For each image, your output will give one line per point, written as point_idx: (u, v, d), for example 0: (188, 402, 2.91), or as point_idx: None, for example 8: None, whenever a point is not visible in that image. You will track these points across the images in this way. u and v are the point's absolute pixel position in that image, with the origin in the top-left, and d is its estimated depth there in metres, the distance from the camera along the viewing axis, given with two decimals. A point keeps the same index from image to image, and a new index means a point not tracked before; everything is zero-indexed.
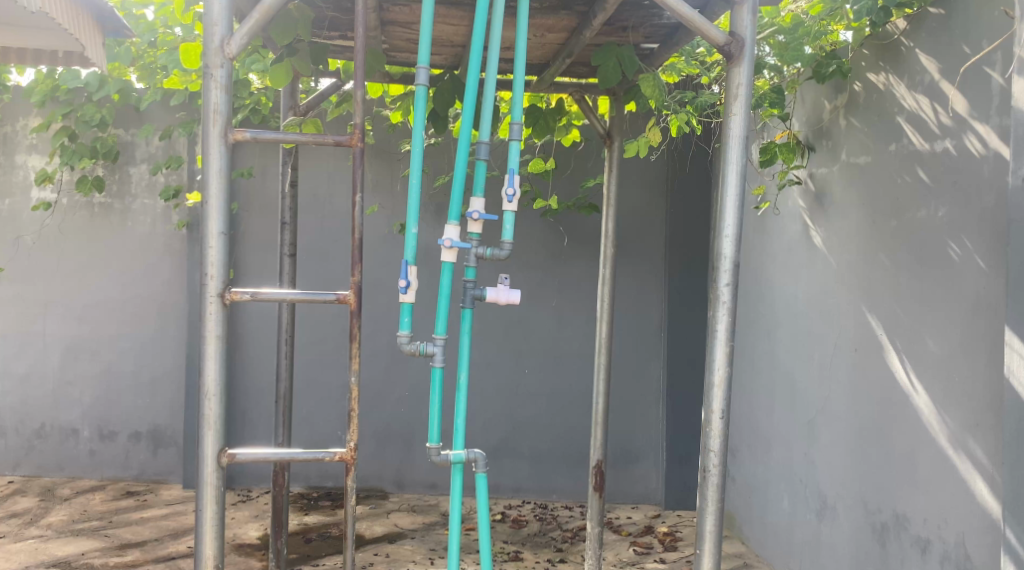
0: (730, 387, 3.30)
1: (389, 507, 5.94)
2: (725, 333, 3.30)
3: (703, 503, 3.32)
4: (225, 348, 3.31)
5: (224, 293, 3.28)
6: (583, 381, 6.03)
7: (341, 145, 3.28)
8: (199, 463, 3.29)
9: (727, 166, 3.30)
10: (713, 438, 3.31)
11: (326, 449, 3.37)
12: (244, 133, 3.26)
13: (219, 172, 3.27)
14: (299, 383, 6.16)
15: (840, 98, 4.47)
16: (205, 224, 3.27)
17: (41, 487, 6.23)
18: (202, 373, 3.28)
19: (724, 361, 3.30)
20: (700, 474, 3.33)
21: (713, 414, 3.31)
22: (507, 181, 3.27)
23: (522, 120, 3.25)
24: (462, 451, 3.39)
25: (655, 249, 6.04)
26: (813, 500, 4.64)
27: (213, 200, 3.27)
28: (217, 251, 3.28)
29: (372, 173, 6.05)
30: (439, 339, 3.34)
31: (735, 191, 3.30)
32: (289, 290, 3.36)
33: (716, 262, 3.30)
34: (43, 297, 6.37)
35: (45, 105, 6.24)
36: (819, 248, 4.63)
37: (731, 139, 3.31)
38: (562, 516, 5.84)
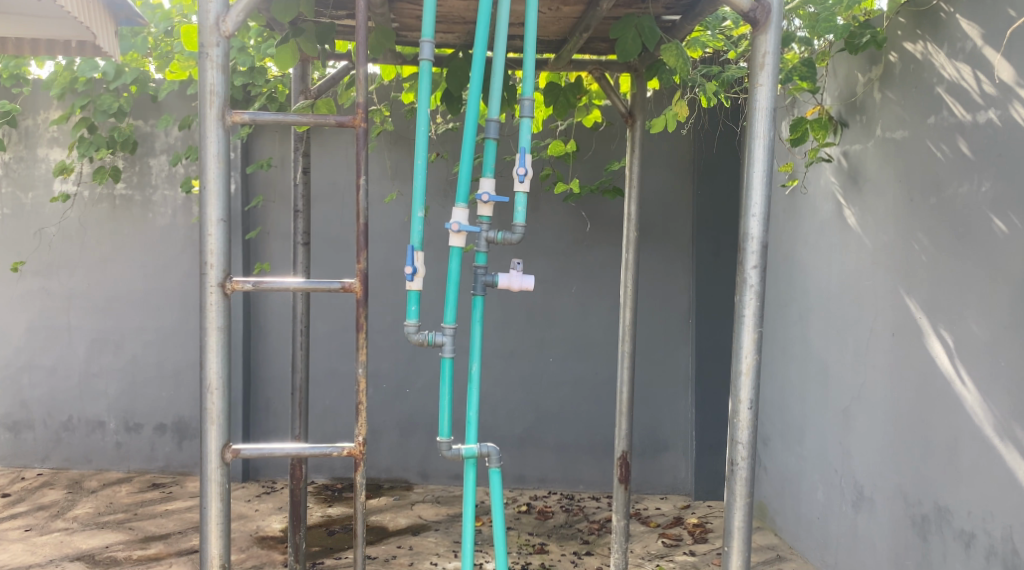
0: (759, 375, 3.16)
1: (413, 498, 5.83)
2: (752, 319, 3.15)
3: (730, 497, 3.18)
4: (227, 339, 3.20)
5: (224, 283, 3.17)
6: (610, 369, 5.89)
7: (343, 125, 3.17)
8: (203, 460, 3.19)
9: (753, 140, 3.15)
10: (741, 428, 3.17)
11: (334, 444, 3.26)
12: (241, 115, 3.15)
13: (217, 156, 3.17)
14: (321, 373, 6.06)
15: (875, 70, 4.30)
16: (203, 211, 3.17)
17: (69, 479, 6.17)
18: (204, 366, 3.18)
19: (752, 348, 3.15)
20: (727, 467, 3.19)
21: (741, 404, 3.16)
22: (517, 161, 3.14)
23: (532, 95, 3.13)
24: (474, 446, 3.27)
25: (682, 234, 5.89)
26: (849, 490, 4.50)
27: (211, 184, 3.17)
28: (216, 238, 3.17)
29: (391, 159, 5.93)
30: (448, 328, 3.23)
31: (763, 167, 3.15)
32: (291, 278, 3.25)
33: (743, 243, 3.15)
34: (67, 289, 6.30)
35: (64, 97, 6.14)
36: (853, 228, 4.47)
37: (757, 110, 3.14)
38: (589, 507, 5.72)
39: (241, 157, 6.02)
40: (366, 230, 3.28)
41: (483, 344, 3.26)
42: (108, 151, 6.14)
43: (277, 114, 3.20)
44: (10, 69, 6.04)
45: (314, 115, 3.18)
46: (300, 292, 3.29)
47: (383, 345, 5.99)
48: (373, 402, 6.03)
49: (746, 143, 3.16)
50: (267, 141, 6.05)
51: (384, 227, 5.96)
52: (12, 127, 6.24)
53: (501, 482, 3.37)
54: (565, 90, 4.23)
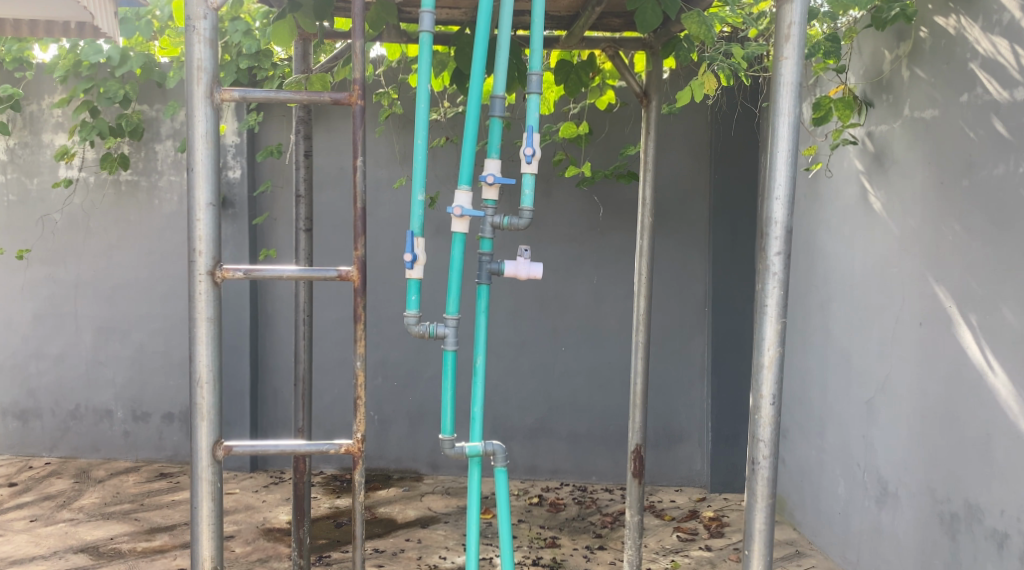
0: (782, 370, 2.95)
1: (422, 490, 5.70)
2: (775, 310, 2.94)
3: (751, 498, 2.98)
4: (218, 330, 3.07)
5: (214, 271, 3.03)
6: (624, 358, 5.74)
7: (338, 102, 3.02)
8: (194, 457, 3.06)
9: (777, 117, 2.93)
10: (763, 425, 2.96)
11: (332, 441, 3.12)
12: (230, 92, 3.00)
13: (205, 135, 3.03)
14: (328, 362, 5.93)
15: (903, 47, 4.14)
16: (192, 194, 3.04)
17: (76, 468, 6.06)
18: (194, 359, 3.05)
19: (775, 340, 2.94)
20: (747, 466, 2.99)
21: (762, 400, 2.96)
22: (525, 140, 2.98)
23: (539, 71, 2.97)
24: (478, 443, 3.12)
25: (698, 219, 5.73)
26: (872, 485, 4.35)
27: (200, 166, 3.03)
28: (205, 224, 3.04)
29: (399, 144, 5.78)
30: (451, 319, 3.08)
31: (788, 147, 2.93)
32: (287, 266, 3.11)
33: (766, 228, 2.93)
34: (74, 277, 6.18)
35: (67, 80, 5.99)
36: (878, 213, 4.32)
37: (783, 87, 2.92)
38: (602, 499, 5.58)
39: (247, 142, 5.88)
40: (364, 216, 3.13)
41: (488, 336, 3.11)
42: (112, 136, 5.98)
43: (268, 92, 3.05)
44: (12, 51, 5.92)
45: (308, 93, 3.04)
46: (297, 280, 3.14)
47: (393, 334, 5.86)
48: (382, 391, 5.89)
49: (770, 120, 2.94)
50: (274, 126, 5.91)
51: (392, 213, 5.82)
52: (16, 112, 6.11)
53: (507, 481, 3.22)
54: (577, 68, 4.06)
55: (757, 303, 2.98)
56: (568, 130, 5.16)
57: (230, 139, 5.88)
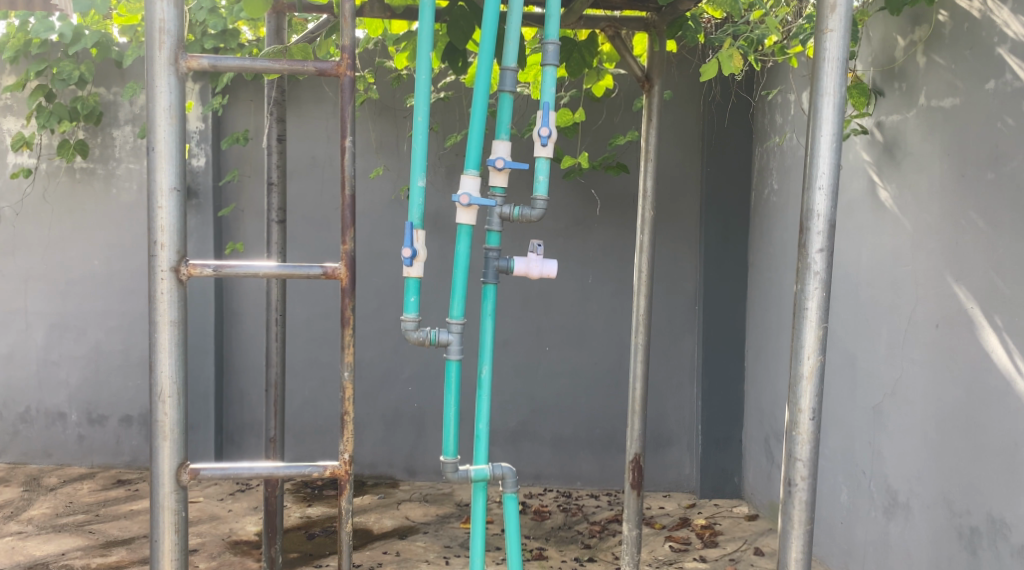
0: (823, 380, 2.69)
1: (399, 497, 5.38)
2: (816, 313, 2.67)
3: (787, 523, 2.71)
4: (183, 336, 2.75)
5: (179, 267, 2.71)
6: (611, 358, 5.46)
7: (324, 73, 2.71)
8: (155, 481, 2.75)
9: (820, 98, 2.66)
10: (801, 443, 2.69)
11: (316, 463, 2.81)
12: (198, 59, 2.68)
13: (169, 108, 2.71)
14: (298, 362, 5.60)
15: (920, 31, 3.87)
16: (153, 177, 2.71)
17: (26, 475, 5.70)
18: (155, 371, 2.73)
19: (816, 347, 2.68)
20: (783, 488, 2.71)
21: (801, 414, 2.69)
22: (541, 119, 2.78)
23: (557, 39, 2.78)
24: (485, 467, 2.89)
25: (690, 213, 5.43)
26: (879, 495, 4.08)
27: (161, 143, 2.71)
28: (168, 213, 2.71)
29: (376, 132, 5.46)
30: (455, 325, 2.81)
31: (832, 130, 2.66)
32: (264, 262, 2.79)
33: (808, 222, 2.66)
34: (25, 271, 5.81)
35: (17, 61, 5.62)
36: (888, 207, 4.05)
37: (826, 63, 2.65)
38: (589, 506, 5.28)
39: (212, 128, 5.54)
40: (353, 205, 2.82)
41: (494, 342, 2.88)
42: (71, 122, 5.62)
43: (242, 59, 2.72)
44: None
45: (290, 62, 2.72)
46: (274, 278, 2.82)
47: (367, 332, 5.54)
48: (355, 393, 5.57)
49: (812, 100, 2.67)
50: (241, 112, 5.57)
51: (368, 205, 5.50)
52: None
53: (517, 508, 2.99)
54: (579, 47, 3.84)
55: (796, 305, 2.71)
56: (564, 118, 4.73)
57: (193, 125, 5.55)
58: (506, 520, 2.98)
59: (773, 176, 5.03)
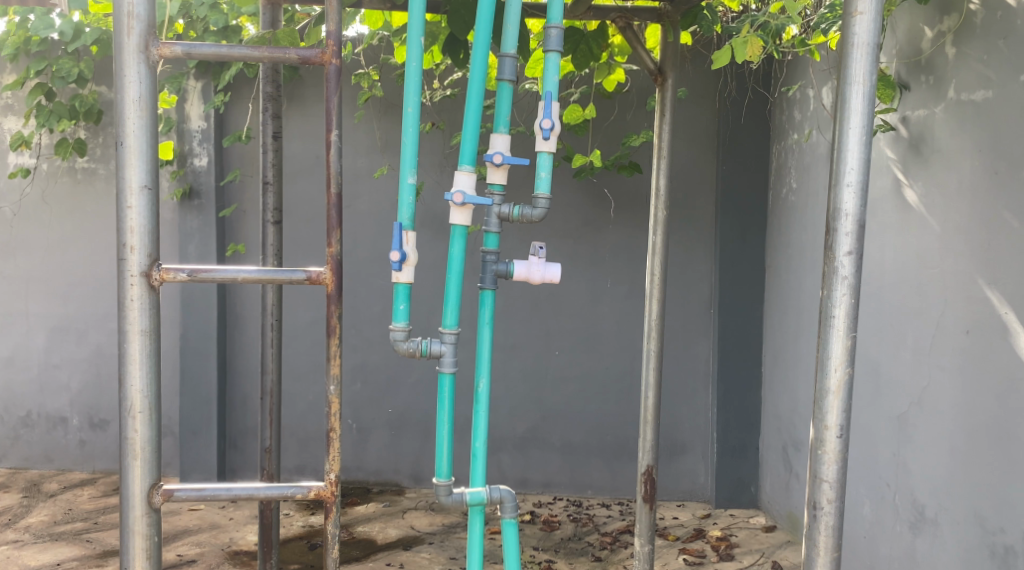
0: (851, 394, 2.58)
1: (404, 505, 5.21)
2: (844, 323, 2.56)
3: (812, 547, 2.60)
4: (155, 346, 2.68)
5: (150, 271, 2.65)
6: (623, 363, 5.28)
7: (308, 60, 2.66)
8: (126, 504, 2.68)
9: (848, 86, 2.54)
10: (827, 463, 2.58)
11: (299, 483, 2.72)
12: (170, 46, 2.63)
13: (138, 100, 2.65)
14: (301, 366, 5.44)
15: (948, 20, 3.69)
16: (123, 174, 2.65)
17: (27, 481, 5.56)
18: (126, 385, 2.66)
19: (844, 358, 2.57)
20: (809, 511, 2.60)
21: (828, 431, 2.58)
22: (542, 111, 2.73)
23: (560, 23, 2.72)
24: (481, 490, 2.89)
25: (706, 213, 5.25)
26: (905, 508, 3.90)
27: (131, 137, 2.65)
28: (138, 211, 2.65)
29: (382, 131, 5.30)
30: (449, 336, 2.85)
31: (861, 121, 2.54)
32: (244, 266, 2.69)
33: (835, 221, 2.55)
34: (26, 272, 5.67)
35: (17, 59, 5.48)
36: (913, 207, 3.87)
37: (856, 47, 2.54)
38: (600, 515, 5.10)
39: (215, 127, 5.38)
40: (340, 204, 2.76)
41: (491, 354, 2.87)
42: (71, 121, 5.47)
43: (217, 47, 2.67)
44: None
45: (272, 49, 2.67)
46: (257, 283, 2.73)
47: (372, 336, 5.38)
48: (360, 398, 5.41)
49: (840, 89, 2.56)
50: (243, 110, 5.42)
51: (372, 206, 5.34)
52: None
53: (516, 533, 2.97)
54: (586, 37, 3.69)
55: (822, 312, 2.60)
56: (572, 113, 4.56)
57: (195, 124, 5.39)
58: (505, 546, 2.96)
59: (791, 175, 4.85)
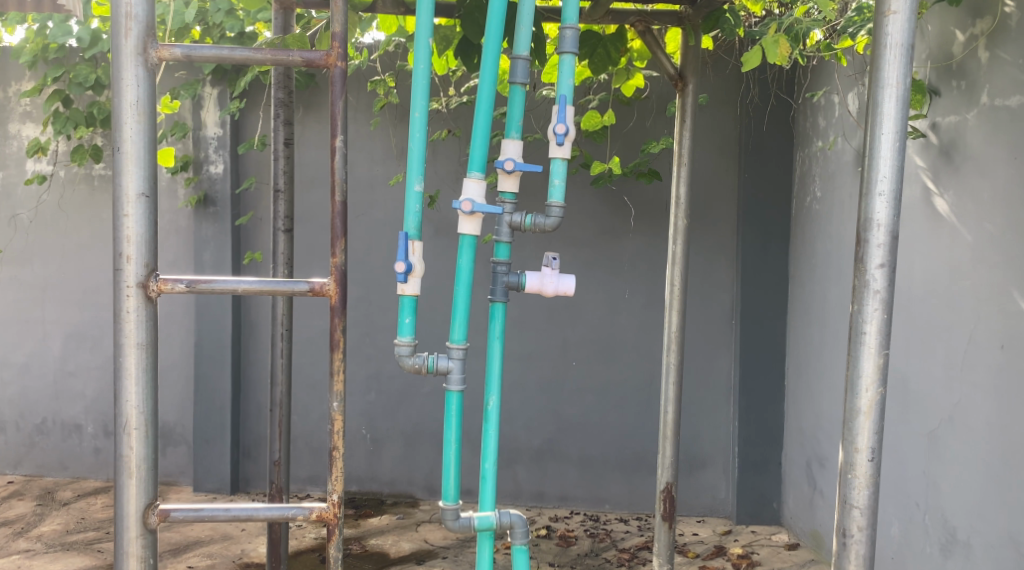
0: (883, 415, 2.51)
1: (418, 518, 5.12)
2: (876, 339, 2.50)
3: None
4: (152, 359, 2.69)
5: (147, 282, 2.66)
6: (642, 375, 5.18)
7: (313, 63, 2.65)
8: (121, 526, 2.68)
9: (881, 89, 2.48)
10: (858, 488, 2.52)
11: (301, 505, 2.72)
12: (168, 49, 2.63)
13: (135, 104, 2.65)
14: (315, 375, 5.37)
15: (981, 23, 3.59)
16: (120, 182, 2.66)
17: (41, 489, 5.50)
18: (121, 401, 2.67)
19: (876, 377, 2.50)
20: (838, 538, 2.54)
21: (859, 454, 2.51)
22: (555, 115, 2.69)
23: (574, 24, 2.66)
24: (490, 515, 2.88)
25: (727, 222, 5.15)
26: (935, 529, 3.78)
27: (128, 142, 2.65)
28: (135, 219, 2.66)
29: (398, 138, 5.22)
30: (456, 351, 2.83)
31: (894, 127, 2.49)
32: (243, 277, 2.69)
33: (867, 232, 2.49)
34: (42, 279, 5.61)
35: (36, 65, 5.42)
36: (945, 217, 3.76)
37: (889, 48, 2.48)
38: (617, 531, 5.00)
39: (231, 133, 5.32)
40: (344, 213, 2.78)
41: (500, 372, 2.85)
42: (87, 128, 5.41)
43: (218, 48, 2.65)
44: None
45: (275, 51, 2.64)
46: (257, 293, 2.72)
47: (387, 345, 5.30)
48: (374, 408, 5.33)
49: (872, 92, 2.50)
50: (259, 117, 5.34)
51: (388, 214, 5.26)
52: None
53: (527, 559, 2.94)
54: (605, 42, 3.63)
55: (853, 328, 2.54)
56: (590, 119, 4.46)
57: (211, 131, 5.34)
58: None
59: (815, 183, 4.75)
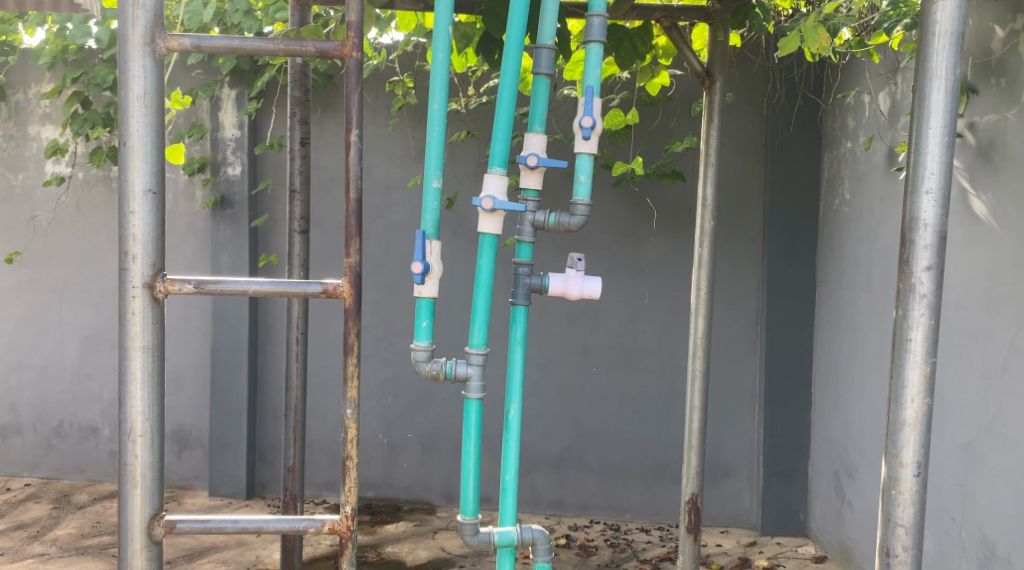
0: (929, 427, 2.51)
1: (435, 525, 5.03)
2: (922, 347, 2.50)
3: None
4: (158, 364, 2.65)
5: (154, 284, 2.62)
6: (664, 381, 5.08)
7: (327, 53, 2.63)
8: (125, 537, 2.65)
9: (929, 80, 2.48)
10: (903, 505, 2.52)
11: (313, 517, 2.66)
12: (177, 39, 2.59)
13: (142, 97, 2.62)
14: (331, 380, 5.28)
15: (1022, 19, 3.48)
16: (126, 178, 2.62)
17: (58, 492, 5.44)
18: (126, 406, 2.63)
19: (922, 388, 2.50)
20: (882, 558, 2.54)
21: (904, 469, 2.51)
22: (583, 108, 2.67)
23: (602, 11, 2.66)
24: (511, 531, 2.80)
25: (753, 226, 5.04)
26: (972, 544, 3.67)
27: (135, 136, 2.62)
28: (141, 216, 2.62)
29: (417, 139, 5.15)
30: (474, 359, 2.75)
31: (943, 119, 2.48)
32: (253, 278, 2.64)
33: (913, 232, 2.49)
34: (61, 281, 5.56)
35: (55, 67, 5.36)
36: (982, 219, 3.65)
37: (938, 36, 2.48)
38: (638, 541, 4.90)
39: (249, 135, 5.25)
40: (358, 212, 2.71)
41: (520, 381, 2.77)
42: (105, 128, 5.34)
43: (228, 38, 2.61)
44: None
45: (288, 42, 2.64)
46: (267, 294, 2.66)
47: (405, 350, 5.21)
48: (391, 413, 5.25)
49: (920, 83, 2.49)
50: (278, 117, 5.27)
51: (406, 216, 5.18)
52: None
53: None
54: (630, 34, 3.56)
55: (898, 334, 2.54)
56: (614, 119, 4.36)
57: (229, 132, 5.27)
58: None
59: (844, 185, 4.64)
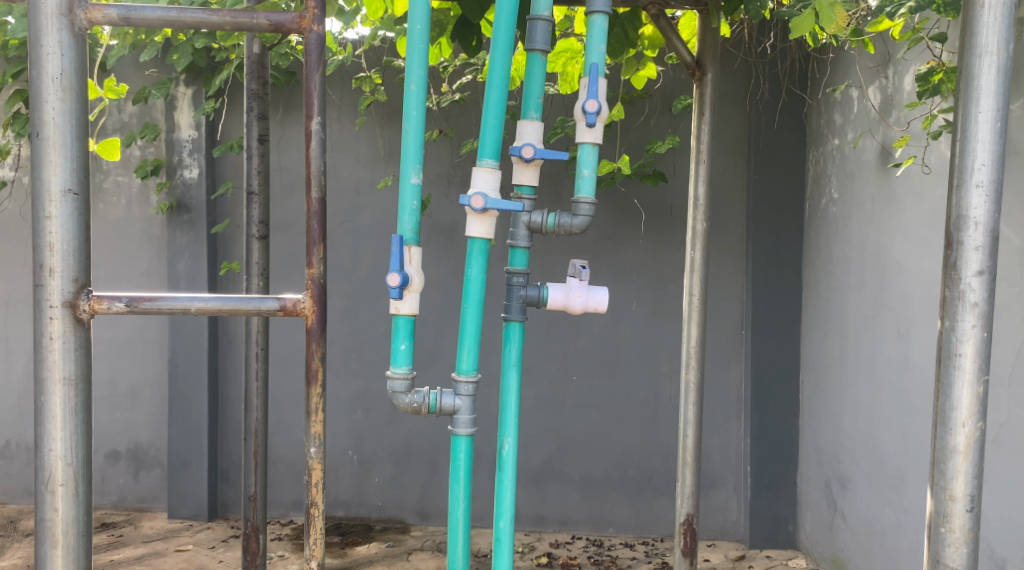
0: (980, 455, 2.36)
1: (409, 545, 4.75)
2: (973, 365, 2.34)
3: None
4: (82, 400, 2.40)
5: (77, 303, 2.37)
6: (647, 389, 4.82)
7: (282, 26, 2.37)
8: None
9: (978, 57, 2.33)
10: (953, 545, 2.37)
11: None
12: (103, 10, 2.33)
13: (58, 78, 2.35)
14: (296, 393, 4.99)
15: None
16: (43, 175, 2.35)
17: (4, 517, 5.10)
18: (45, 451, 2.37)
19: (974, 412, 2.34)
20: None
21: (955, 503, 2.36)
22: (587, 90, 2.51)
23: None
24: None
25: (737, 226, 4.81)
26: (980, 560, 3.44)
27: (52, 125, 2.35)
28: (62, 218, 2.36)
29: (385, 139, 4.87)
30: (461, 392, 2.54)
31: (994, 101, 2.33)
32: (197, 295, 2.38)
33: (961, 228, 2.34)
34: (5, 293, 5.23)
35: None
36: None
37: (987, 9, 2.33)
38: (623, 558, 4.63)
39: (206, 136, 4.95)
40: (320, 217, 2.46)
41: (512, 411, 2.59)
42: None
43: (163, 10, 2.36)
44: None
45: (236, 13, 2.38)
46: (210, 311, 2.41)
47: (376, 360, 4.93)
48: (361, 428, 4.97)
49: (966, 60, 2.34)
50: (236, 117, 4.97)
51: (374, 219, 4.90)
52: None
53: None
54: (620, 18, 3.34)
55: (943, 348, 2.38)
56: None
57: (185, 133, 4.96)
58: None
59: (832, 183, 4.41)
